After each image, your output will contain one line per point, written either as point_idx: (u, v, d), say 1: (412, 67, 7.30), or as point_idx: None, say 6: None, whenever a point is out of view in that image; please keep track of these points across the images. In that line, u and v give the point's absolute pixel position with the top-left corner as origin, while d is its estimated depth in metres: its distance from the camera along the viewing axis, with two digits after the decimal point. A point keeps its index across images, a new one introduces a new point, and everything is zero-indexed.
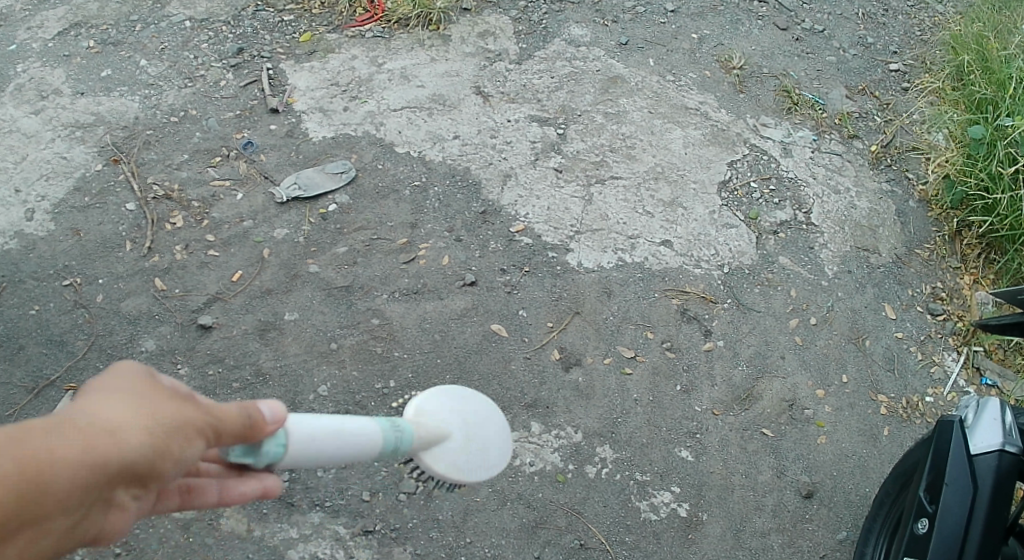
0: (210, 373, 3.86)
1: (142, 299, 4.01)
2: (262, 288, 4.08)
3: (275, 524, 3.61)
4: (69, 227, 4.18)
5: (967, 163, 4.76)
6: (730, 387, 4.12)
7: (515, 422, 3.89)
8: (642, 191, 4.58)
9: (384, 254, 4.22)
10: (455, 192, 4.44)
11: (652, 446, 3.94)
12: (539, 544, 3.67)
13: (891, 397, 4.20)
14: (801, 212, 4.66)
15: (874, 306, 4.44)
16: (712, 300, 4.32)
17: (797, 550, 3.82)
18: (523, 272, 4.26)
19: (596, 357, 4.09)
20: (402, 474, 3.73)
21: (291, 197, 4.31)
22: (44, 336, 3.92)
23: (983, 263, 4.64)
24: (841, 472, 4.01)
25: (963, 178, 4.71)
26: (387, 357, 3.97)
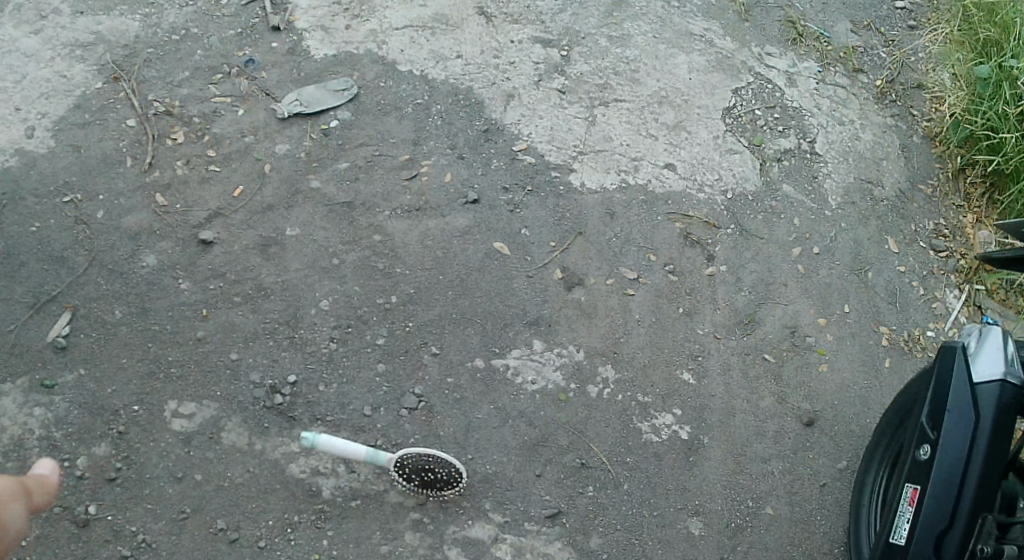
0: (211, 288, 3.86)
1: (142, 215, 3.99)
2: (263, 204, 4.05)
3: (277, 438, 3.62)
4: (69, 144, 4.15)
5: (972, 102, 4.72)
6: (733, 311, 4.11)
7: (517, 339, 3.88)
8: (646, 114, 4.55)
9: (385, 171, 4.19)
10: (457, 111, 4.41)
11: (654, 367, 3.93)
12: (540, 462, 3.68)
13: (892, 328, 4.20)
14: (805, 141, 4.64)
15: (877, 238, 4.42)
16: (716, 225, 4.30)
17: (795, 478, 3.82)
18: (526, 191, 4.23)
19: (599, 278, 4.07)
20: (404, 389, 3.72)
21: (292, 111, 4.29)
22: (44, 253, 3.91)
23: (987, 202, 4.62)
24: (841, 400, 4.01)
25: (967, 117, 4.68)
26: (389, 274, 3.95)
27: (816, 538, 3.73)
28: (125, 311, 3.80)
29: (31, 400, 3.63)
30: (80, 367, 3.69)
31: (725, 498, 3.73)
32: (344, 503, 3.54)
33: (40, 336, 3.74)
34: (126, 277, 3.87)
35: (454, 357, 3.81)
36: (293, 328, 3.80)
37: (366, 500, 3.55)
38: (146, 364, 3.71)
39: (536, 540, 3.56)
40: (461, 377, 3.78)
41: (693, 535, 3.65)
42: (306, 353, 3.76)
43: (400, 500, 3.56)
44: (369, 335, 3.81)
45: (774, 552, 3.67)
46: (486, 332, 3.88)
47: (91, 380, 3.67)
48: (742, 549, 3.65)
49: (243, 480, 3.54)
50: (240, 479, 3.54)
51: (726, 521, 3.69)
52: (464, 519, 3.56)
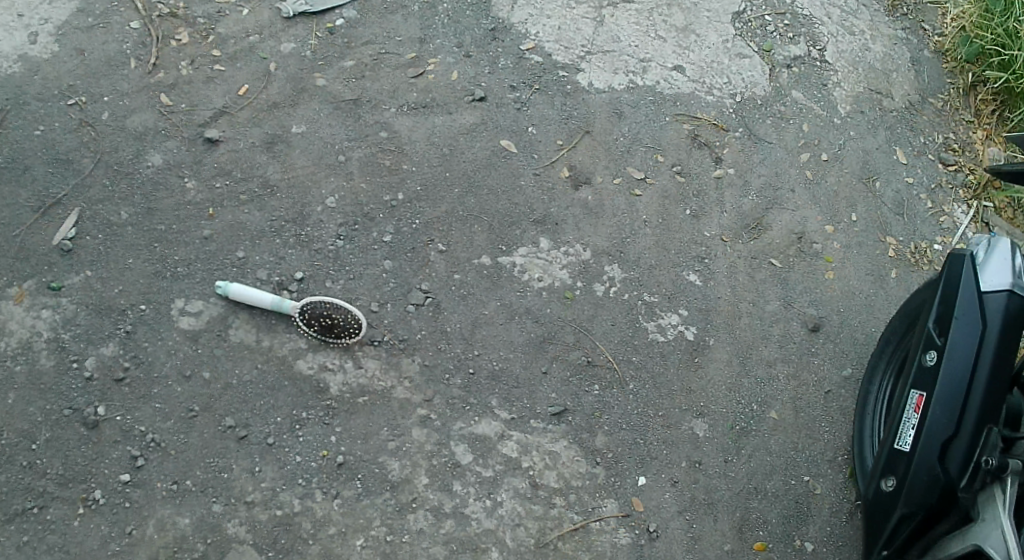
0: (217, 187, 3.87)
1: (148, 116, 4.00)
2: (270, 102, 4.07)
3: (284, 335, 3.63)
4: (73, 48, 4.13)
5: (983, 18, 4.66)
6: (740, 214, 4.10)
7: (524, 237, 3.90)
8: (654, 16, 4.52)
9: (392, 69, 4.20)
10: (464, 9, 4.40)
11: (661, 266, 3.93)
12: (546, 359, 3.69)
13: (899, 239, 4.17)
14: (815, 48, 4.59)
15: (886, 149, 4.39)
16: (723, 128, 4.28)
17: (800, 384, 3.81)
18: (534, 89, 4.23)
19: (605, 177, 4.07)
20: (411, 285, 3.76)
21: (297, 11, 4.30)
22: (50, 156, 3.90)
23: (996, 119, 4.57)
24: (847, 308, 3.99)
25: (978, 33, 4.63)
26: (395, 171, 3.97)
27: (823, 443, 3.72)
28: (131, 212, 3.80)
29: (39, 302, 3.63)
30: (86, 269, 3.70)
31: (730, 401, 3.73)
32: (352, 400, 3.55)
33: (47, 239, 3.74)
34: (133, 178, 3.87)
35: (461, 254, 3.84)
36: (300, 226, 3.82)
37: (373, 397, 3.56)
38: (153, 264, 3.71)
39: (542, 438, 3.57)
40: (468, 273, 3.80)
41: (698, 436, 3.66)
42: (312, 250, 3.78)
43: (407, 396, 3.58)
44: (375, 232, 3.84)
45: (779, 456, 3.67)
46: (493, 229, 3.90)
47: (98, 280, 3.68)
48: (747, 453, 3.66)
49: (251, 378, 3.55)
50: (248, 377, 3.55)
51: (731, 423, 3.70)
52: (470, 415, 3.57)
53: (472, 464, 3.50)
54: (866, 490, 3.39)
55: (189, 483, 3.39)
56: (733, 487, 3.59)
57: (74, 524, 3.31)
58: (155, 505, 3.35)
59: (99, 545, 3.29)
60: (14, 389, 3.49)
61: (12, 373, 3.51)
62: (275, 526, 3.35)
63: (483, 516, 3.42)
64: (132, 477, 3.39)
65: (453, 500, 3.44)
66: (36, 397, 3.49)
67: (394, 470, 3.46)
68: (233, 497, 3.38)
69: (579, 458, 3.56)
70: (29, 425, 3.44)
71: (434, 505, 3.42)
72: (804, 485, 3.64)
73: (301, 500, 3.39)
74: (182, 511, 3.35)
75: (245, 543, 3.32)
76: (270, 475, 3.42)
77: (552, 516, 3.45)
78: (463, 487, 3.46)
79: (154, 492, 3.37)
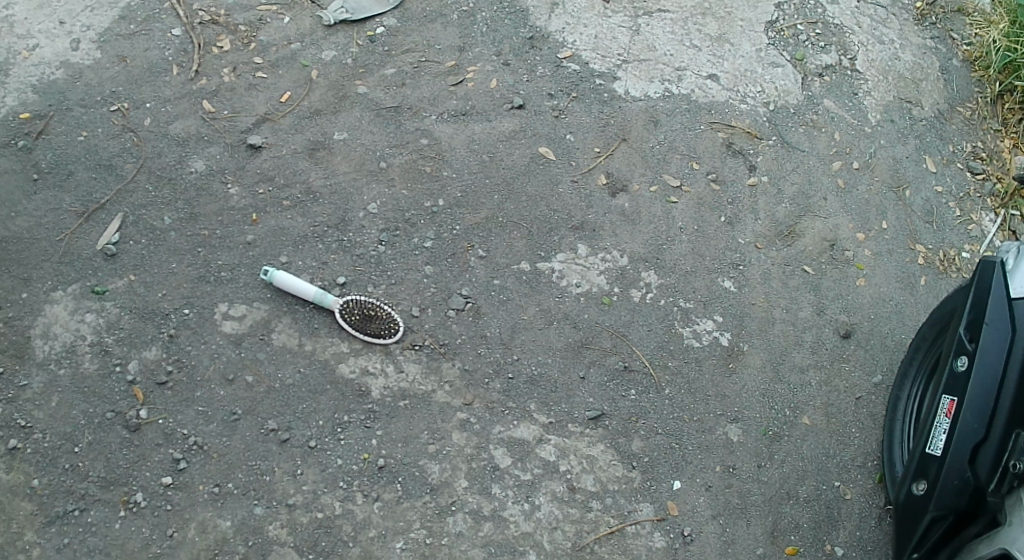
0: (260, 193, 3.91)
1: (190, 121, 4.06)
2: (312, 108, 4.12)
3: (326, 339, 3.67)
4: (115, 54, 4.20)
5: (1012, 28, 4.70)
6: (774, 222, 4.13)
7: (563, 243, 3.94)
8: (689, 25, 4.56)
9: (432, 76, 4.25)
10: (502, 18, 4.44)
11: (697, 273, 3.97)
12: (584, 364, 3.73)
13: (928, 247, 4.20)
14: (846, 58, 4.62)
15: (916, 157, 4.41)
16: (757, 136, 4.32)
17: (833, 390, 3.84)
18: (572, 98, 4.28)
19: (642, 184, 4.11)
20: (451, 290, 3.80)
21: (338, 19, 4.35)
22: (93, 162, 3.96)
23: None
24: (878, 315, 4.01)
25: (1007, 43, 4.67)
26: (436, 177, 4.01)
27: (854, 449, 3.75)
28: (173, 217, 3.85)
29: (83, 306, 3.68)
30: (130, 273, 3.74)
31: (763, 407, 3.76)
32: (393, 403, 3.59)
33: (90, 243, 3.79)
34: (176, 183, 3.92)
35: (501, 259, 3.88)
36: (342, 231, 3.86)
37: (414, 400, 3.60)
38: (197, 269, 3.76)
39: (580, 442, 3.60)
40: (507, 279, 3.84)
41: (732, 441, 3.69)
42: (355, 256, 3.82)
43: (448, 400, 3.61)
44: (417, 237, 3.88)
45: (811, 462, 3.70)
46: (532, 236, 3.94)
47: (141, 285, 3.73)
48: (779, 458, 3.68)
49: (293, 381, 3.59)
50: (291, 380, 3.59)
51: (764, 428, 3.73)
52: (510, 419, 3.61)
53: (511, 467, 3.53)
54: (898, 494, 3.43)
55: (231, 486, 3.43)
56: (766, 491, 3.62)
57: (116, 526, 3.36)
58: (197, 508, 3.39)
59: (141, 546, 3.33)
60: (57, 393, 3.54)
61: (56, 376, 3.56)
62: (316, 529, 3.38)
63: (522, 519, 3.45)
64: (174, 480, 3.43)
65: (492, 503, 3.47)
66: (79, 400, 3.53)
67: (434, 473, 3.50)
68: (275, 500, 3.42)
69: (616, 463, 3.59)
70: (72, 428, 3.49)
71: (473, 508, 3.45)
72: (835, 490, 3.67)
73: (342, 503, 3.43)
74: (223, 513, 3.39)
75: (287, 545, 3.35)
76: (312, 477, 3.46)
77: (589, 519, 3.48)
78: (502, 490, 3.49)
79: (196, 495, 3.41)
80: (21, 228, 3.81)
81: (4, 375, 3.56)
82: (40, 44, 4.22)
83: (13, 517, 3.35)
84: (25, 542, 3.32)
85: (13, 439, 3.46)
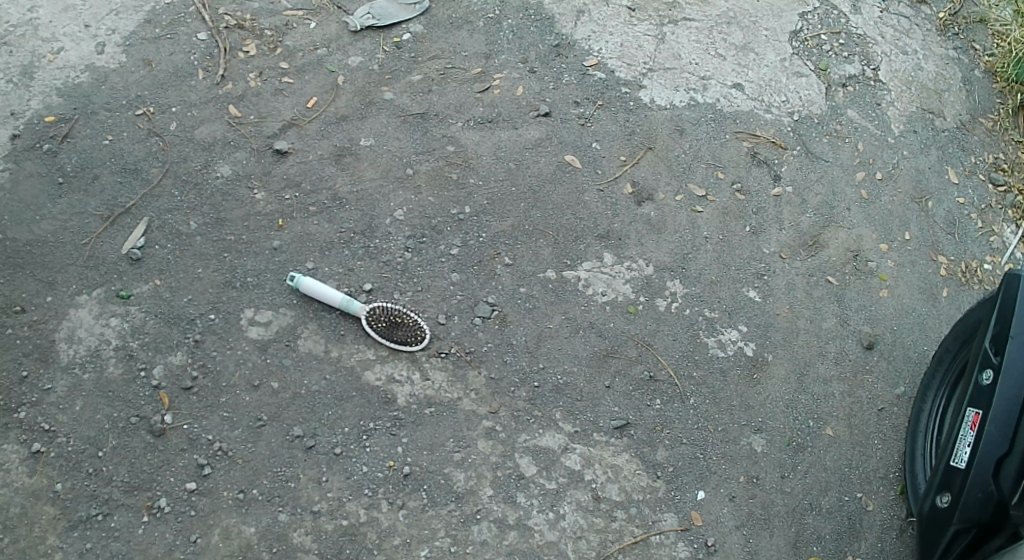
0: (286, 199, 3.91)
1: (216, 126, 4.06)
2: (338, 114, 4.12)
3: (352, 346, 3.66)
4: (141, 58, 4.21)
5: None
6: (798, 232, 4.12)
7: (589, 252, 3.94)
8: (714, 34, 4.55)
9: (459, 82, 4.25)
10: (528, 25, 4.45)
11: (722, 283, 3.96)
12: (609, 374, 3.72)
13: (951, 259, 4.18)
14: (869, 68, 4.61)
15: (938, 169, 4.40)
16: (782, 146, 4.31)
17: (856, 401, 3.82)
18: (597, 106, 4.28)
19: (668, 194, 4.10)
20: (477, 298, 3.79)
21: (364, 25, 4.35)
22: (118, 165, 3.96)
23: None
24: (901, 326, 4.00)
25: None
26: (462, 184, 4.01)
27: (877, 460, 3.74)
28: (199, 222, 3.85)
29: (107, 310, 3.68)
30: (155, 277, 3.74)
31: (788, 417, 3.75)
32: (418, 411, 3.58)
33: (115, 247, 3.79)
34: (202, 188, 3.92)
35: (527, 267, 3.87)
36: (368, 238, 3.86)
37: (439, 408, 3.59)
38: (222, 274, 3.75)
39: (605, 451, 3.59)
40: (533, 287, 3.84)
41: (756, 451, 3.67)
42: (381, 262, 3.82)
43: (473, 408, 3.60)
44: (443, 245, 3.87)
45: (835, 473, 3.69)
46: (558, 244, 3.93)
47: (167, 289, 3.72)
48: (803, 469, 3.67)
49: (319, 388, 3.58)
50: (317, 387, 3.58)
51: (788, 439, 3.71)
52: (535, 428, 3.60)
53: (536, 476, 3.52)
54: (921, 506, 3.42)
55: (256, 492, 3.42)
56: (790, 502, 3.61)
57: (140, 532, 3.35)
58: (221, 514, 3.38)
59: (165, 552, 3.32)
60: (81, 397, 3.53)
61: (80, 381, 3.56)
62: (341, 536, 3.37)
63: (546, 528, 3.44)
64: (198, 485, 3.42)
65: (517, 512, 3.46)
66: (104, 405, 3.52)
67: (459, 481, 3.48)
68: (300, 507, 3.41)
69: (640, 472, 3.58)
70: (97, 432, 3.48)
71: (498, 517, 3.44)
72: (857, 501, 3.65)
73: (367, 511, 3.42)
74: (248, 519, 3.38)
75: (311, 552, 3.34)
76: (337, 484, 3.45)
77: (614, 529, 3.47)
78: (527, 499, 3.48)
79: (220, 501, 3.40)
80: (46, 231, 3.81)
81: (29, 378, 3.55)
82: (65, 47, 4.22)
83: (35, 520, 3.34)
84: (47, 547, 3.31)
85: (36, 443, 3.46)
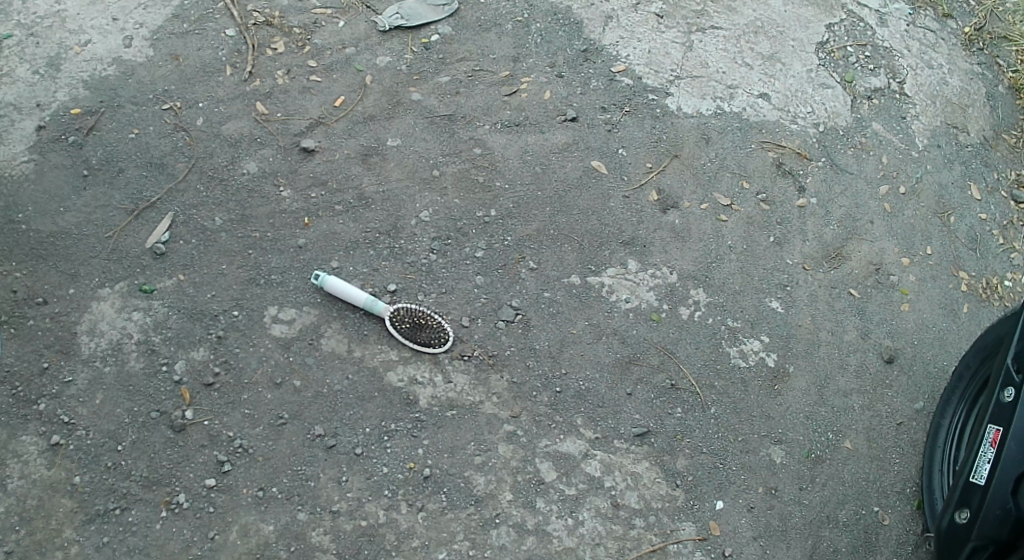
0: (312, 197, 3.91)
1: (243, 123, 4.07)
2: (365, 114, 4.13)
3: (375, 346, 3.65)
4: (168, 53, 4.21)
5: None
6: (822, 244, 4.11)
7: (613, 258, 3.93)
8: (742, 43, 4.56)
9: (486, 85, 4.26)
10: (557, 30, 4.46)
11: (745, 293, 3.94)
12: (631, 381, 3.70)
13: (972, 275, 4.15)
14: (895, 81, 4.60)
15: (961, 184, 4.37)
16: (807, 157, 4.30)
17: (875, 415, 3.80)
18: (624, 112, 4.28)
19: (693, 202, 4.10)
20: (501, 302, 3.78)
21: (393, 25, 4.37)
22: (144, 159, 3.96)
23: None
24: (921, 341, 3.97)
25: None
26: (488, 187, 4.01)
27: (894, 475, 3.71)
28: (224, 219, 3.85)
29: (130, 304, 3.67)
30: (178, 272, 3.74)
31: (808, 429, 3.74)
32: (440, 413, 3.57)
33: (139, 242, 3.79)
34: (228, 184, 3.92)
35: (552, 272, 3.87)
36: (394, 238, 3.86)
37: (461, 411, 3.58)
38: (247, 271, 3.75)
39: (624, 458, 3.58)
40: (557, 292, 3.83)
41: (775, 463, 3.66)
42: (406, 263, 3.82)
43: (495, 412, 3.59)
44: (468, 247, 3.87)
45: (852, 486, 3.66)
46: (583, 249, 3.93)
47: (190, 284, 3.72)
48: (821, 481, 3.65)
49: (341, 387, 3.57)
50: (339, 386, 3.57)
51: (807, 451, 3.70)
52: (555, 433, 3.58)
53: (555, 482, 3.51)
54: (939, 522, 3.40)
55: (276, 490, 3.41)
56: (808, 514, 3.59)
57: (157, 527, 3.34)
58: (240, 511, 3.37)
59: (182, 548, 3.31)
60: (102, 390, 3.52)
61: (101, 374, 3.55)
62: (359, 537, 3.36)
63: (565, 534, 3.43)
64: (217, 482, 3.41)
65: (536, 517, 3.45)
66: (124, 398, 3.51)
67: (479, 485, 3.47)
68: (319, 506, 3.39)
69: (660, 480, 3.56)
70: (116, 426, 3.47)
71: (516, 522, 3.43)
72: (874, 515, 3.63)
73: (386, 512, 3.41)
74: (266, 517, 3.37)
75: (329, 552, 3.33)
76: (356, 485, 3.44)
77: (632, 536, 3.46)
78: (546, 504, 3.47)
79: (240, 498, 3.39)
80: (70, 223, 3.81)
81: (49, 370, 3.55)
82: (93, 40, 4.23)
83: (53, 513, 3.33)
84: (64, 539, 3.30)
85: (55, 435, 3.45)
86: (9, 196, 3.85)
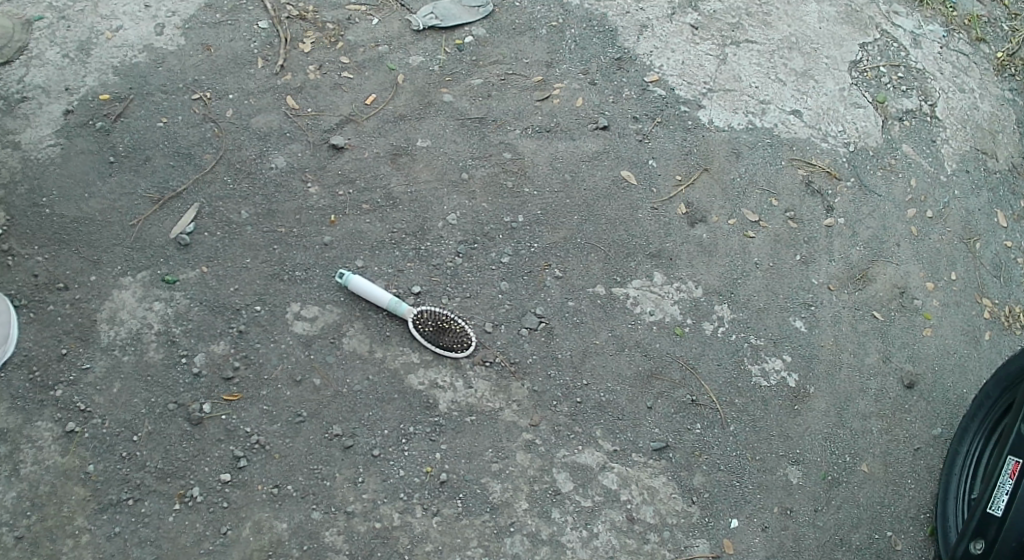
0: (340, 194, 3.90)
1: (273, 116, 4.06)
2: (395, 114, 4.13)
3: (397, 347, 3.63)
4: (200, 43, 4.21)
5: None
6: (847, 264, 4.07)
7: (639, 270, 3.91)
8: (776, 58, 4.54)
9: (519, 90, 4.25)
10: (591, 37, 4.45)
11: (769, 311, 3.91)
12: (652, 395, 3.67)
13: (995, 301, 4.08)
14: (927, 104, 4.54)
15: (987, 211, 4.31)
16: (837, 176, 4.26)
17: (894, 439, 3.75)
18: (655, 123, 4.26)
19: (721, 217, 4.07)
20: (525, 309, 3.76)
21: (427, 24, 4.38)
22: (171, 149, 3.94)
23: None
24: (942, 366, 3.91)
25: None
26: (517, 193, 4.00)
27: (909, 500, 3.65)
28: (251, 212, 3.83)
29: (151, 294, 3.65)
30: (202, 265, 3.71)
31: (826, 451, 3.68)
32: (459, 418, 3.54)
33: (164, 231, 3.77)
34: (255, 177, 3.91)
35: (577, 281, 3.85)
36: (419, 240, 3.84)
37: (479, 417, 3.55)
38: (271, 266, 3.73)
39: (642, 472, 3.55)
40: (582, 301, 3.81)
41: (792, 483, 3.61)
42: (431, 266, 3.80)
43: (514, 420, 3.57)
44: (493, 252, 3.86)
45: (868, 510, 3.61)
46: (609, 260, 3.91)
47: (213, 278, 3.69)
48: (837, 503, 3.60)
49: (361, 388, 3.55)
50: (358, 387, 3.55)
51: (824, 472, 3.65)
52: (574, 443, 3.55)
53: (572, 492, 3.47)
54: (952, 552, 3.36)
55: (291, 488, 3.38)
56: (822, 536, 3.54)
57: (169, 519, 3.31)
58: (253, 507, 3.35)
59: (194, 541, 3.28)
60: (119, 379, 3.50)
61: (120, 362, 3.53)
62: (372, 538, 3.33)
63: (579, 546, 3.39)
64: (232, 477, 3.38)
65: (551, 527, 3.41)
66: (141, 389, 3.49)
67: (495, 492, 3.44)
68: (334, 506, 3.37)
69: (676, 496, 3.52)
70: (133, 416, 3.45)
71: (531, 531, 3.40)
72: (888, 540, 3.57)
73: (401, 515, 3.38)
74: (280, 515, 3.34)
75: (342, 552, 3.31)
76: (372, 486, 3.41)
77: (646, 551, 3.42)
78: (561, 515, 3.43)
79: (255, 494, 3.37)
80: (94, 209, 3.79)
81: (67, 356, 3.52)
82: (125, 26, 4.22)
83: (65, 500, 3.31)
84: (75, 527, 3.28)
85: (71, 422, 3.42)
86: (34, 179, 3.83)
